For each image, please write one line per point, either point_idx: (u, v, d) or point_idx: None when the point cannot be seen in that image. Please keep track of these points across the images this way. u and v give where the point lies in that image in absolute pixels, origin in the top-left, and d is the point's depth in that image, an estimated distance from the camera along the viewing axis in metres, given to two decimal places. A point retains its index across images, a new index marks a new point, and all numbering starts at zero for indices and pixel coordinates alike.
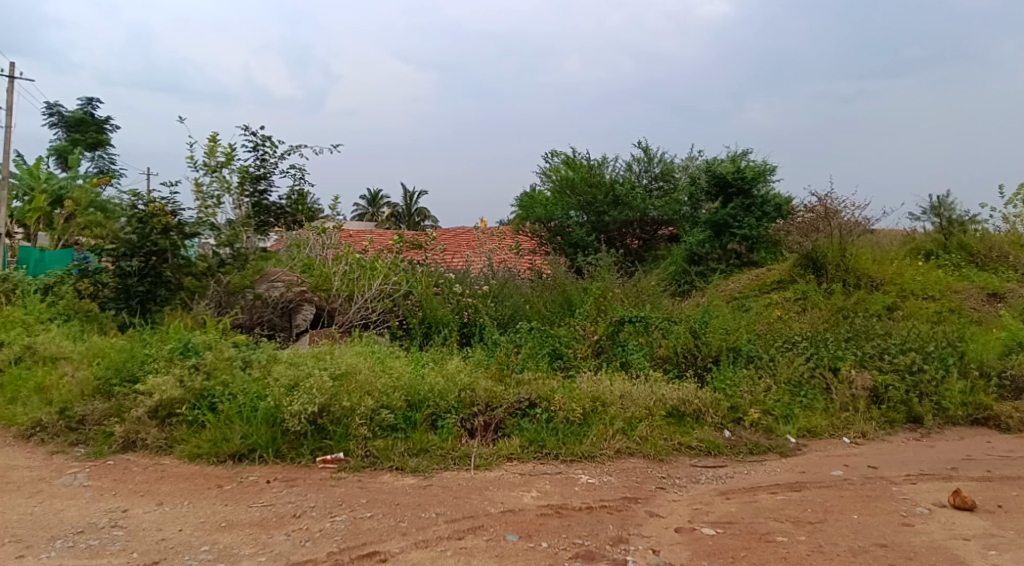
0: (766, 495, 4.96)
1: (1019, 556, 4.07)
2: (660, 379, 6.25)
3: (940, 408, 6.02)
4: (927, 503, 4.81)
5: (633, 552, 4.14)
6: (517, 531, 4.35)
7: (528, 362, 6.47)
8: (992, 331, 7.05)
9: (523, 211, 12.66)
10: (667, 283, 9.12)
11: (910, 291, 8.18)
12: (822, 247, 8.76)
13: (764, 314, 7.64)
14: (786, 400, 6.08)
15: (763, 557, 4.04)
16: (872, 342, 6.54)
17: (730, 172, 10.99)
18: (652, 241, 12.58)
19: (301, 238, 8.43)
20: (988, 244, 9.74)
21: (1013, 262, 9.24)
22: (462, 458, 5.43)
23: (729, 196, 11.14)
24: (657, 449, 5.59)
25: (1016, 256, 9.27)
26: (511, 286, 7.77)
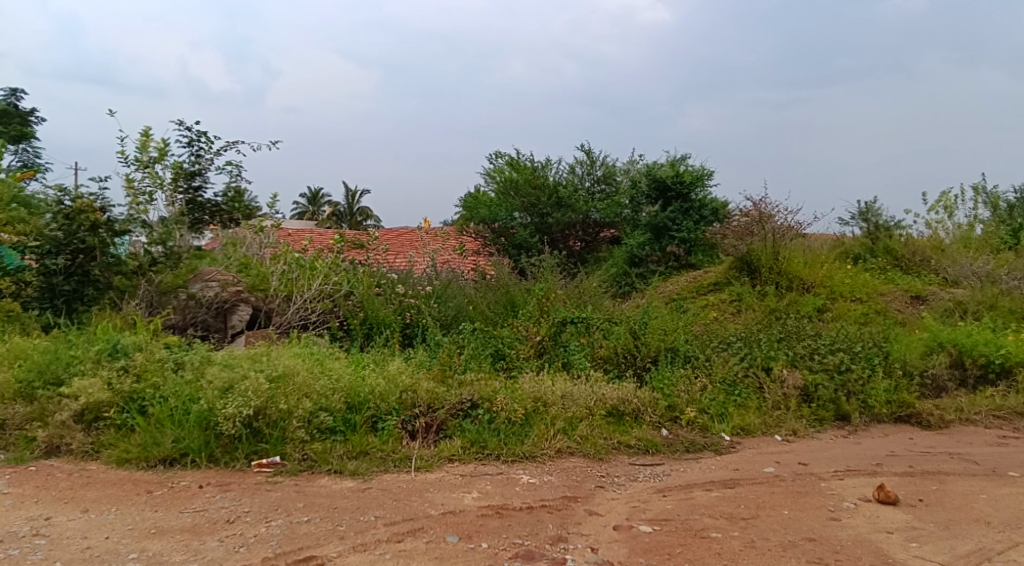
0: (701, 492, 5.08)
1: (938, 547, 4.26)
2: (601, 379, 6.33)
3: (867, 407, 6.25)
4: (853, 498, 5.00)
5: (571, 550, 4.17)
6: (457, 533, 4.33)
7: (471, 363, 6.45)
8: (915, 332, 7.35)
9: (467, 211, 12.72)
10: (608, 284, 9.26)
11: (839, 293, 8.49)
12: (756, 250, 9.03)
13: (701, 315, 7.81)
14: (721, 400, 6.23)
15: (698, 554, 4.13)
16: (803, 342, 6.74)
17: (669, 176, 11.13)
18: (593, 243, 12.70)
19: (237, 237, 8.13)
20: (911, 249, 10.18)
21: (934, 266, 9.69)
22: (402, 460, 5.39)
23: (668, 201, 11.38)
24: (596, 448, 5.65)
25: (937, 260, 9.72)
26: (454, 288, 7.72)
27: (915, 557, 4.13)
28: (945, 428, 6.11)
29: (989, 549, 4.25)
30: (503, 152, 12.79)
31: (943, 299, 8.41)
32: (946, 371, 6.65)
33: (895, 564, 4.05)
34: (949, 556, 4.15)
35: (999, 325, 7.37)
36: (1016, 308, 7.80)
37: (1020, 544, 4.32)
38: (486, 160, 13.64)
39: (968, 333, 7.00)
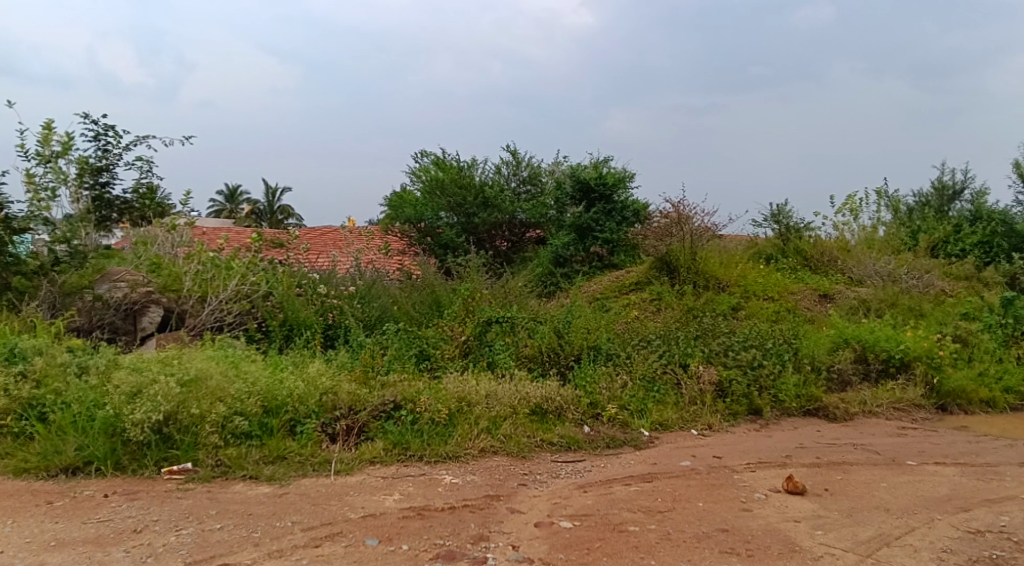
0: (620, 487, 5.17)
1: (841, 534, 4.47)
2: (525, 378, 6.37)
3: (777, 401, 6.51)
4: (764, 489, 5.18)
5: (492, 549, 4.19)
6: (377, 536, 4.28)
7: (394, 364, 6.39)
8: (823, 329, 7.68)
9: (391, 210, 12.62)
10: (534, 284, 9.32)
11: (752, 292, 8.82)
12: (675, 251, 9.27)
13: (623, 313, 7.97)
14: (641, 396, 6.36)
15: (616, 547, 4.20)
16: (718, 340, 6.95)
17: (592, 178, 11.35)
18: (519, 244, 12.75)
19: (149, 236, 7.88)
20: (820, 250, 10.62)
21: (840, 267, 10.18)
22: (322, 464, 5.29)
23: (592, 202, 11.55)
24: (519, 447, 5.69)
25: (843, 260, 10.22)
26: (378, 287, 7.64)
27: (820, 544, 4.32)
28: (849, 420, 6.42)
29: (888, 534, 4.49)
30: (429, 151, 12.72)
31: (849, 298, 8.84)
32: (851, 366, 6.97)
33: (801, 551, 4.23)
34: (851, 542, 4.35)
35: (898, 322, 7.81)
36: (913, 306, 8.32)
37: (915, 529, 4.57)
38: (413, 159, 13.52)
39: (870, 329, 7.36)
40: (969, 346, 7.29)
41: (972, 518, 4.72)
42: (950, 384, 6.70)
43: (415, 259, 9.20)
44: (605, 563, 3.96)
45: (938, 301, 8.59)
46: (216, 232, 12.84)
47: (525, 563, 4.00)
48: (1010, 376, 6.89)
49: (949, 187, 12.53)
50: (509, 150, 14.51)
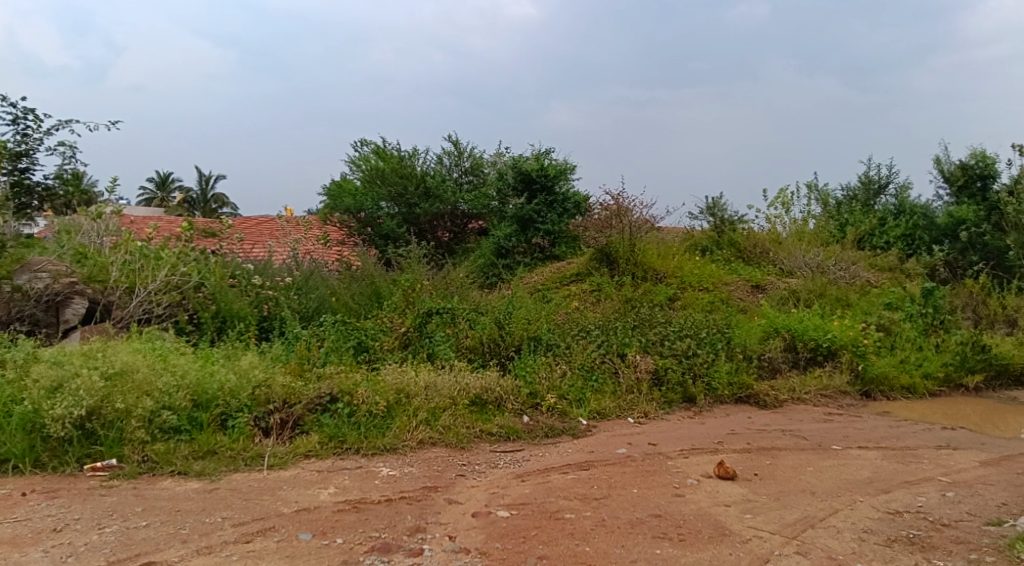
0: (558, 475, 5.22)
1: (768, 517, 4.61)
2: (465, 368, 6.37)
3: (710, 389, 6.66)
4: (697, 474, 5.31)
5: (428, 540, 4.18)
6: (311, 530, 4.22)
7: (331, 355, 6.31)
8: (754, 319, 7.87)
9: (331, 200, 12.48)
10: (475, 276, 9.31)
11: (688, 282, 8.98)
12: (615, 242, 9.40)
13: (563, 304, 8.03)
14: (580, 385, 6.44)
15: (551, 535, 4.24)
16: (655, 329, 7.08)
17: (534, 169, 11.39)
18: (462, 235, 12.71)
19: (73, 225, 7.59)
20: (754, 242, 10.86)
21: (772, 258, 10.42)
22: (254, 459, 5.20)
23: (533, 193, 11.57)
24: (458, 438, 5.69)
25: (775, 252, 10.50)
26: (316, 278, 7.54)
27: (748, 528, 4.46)
28: (779, 406, 6.62)
29: (813, 517, 4.65)
30: (369, 140, 12.55)
31: (780, 289, 9.09)
32: (781, 354, 7.19)
33: (730, 535, 4.34)
34: (778, 525, 4.49)
35: (826, 312, 8.10)
36: (840, 296, 8.67)
37: (838, 510, 4.74)
38: (352, 147, 13.34)
39: (800, 319, 7.57)
40: (891, 335, 7.59)
41: (891, 499, 4.93)
42: (874, 370, 6.96)
43: (355, 249, 9.11)
44: (540, 551, 4.00)
45: (863, 292, 8.94)
46: (146, 221, 12.36)
47: (461, 553, 4.01)
48: (929, 363, 7.19)
49: (875, 182, 13.04)
50: (451, 140, 14.42)
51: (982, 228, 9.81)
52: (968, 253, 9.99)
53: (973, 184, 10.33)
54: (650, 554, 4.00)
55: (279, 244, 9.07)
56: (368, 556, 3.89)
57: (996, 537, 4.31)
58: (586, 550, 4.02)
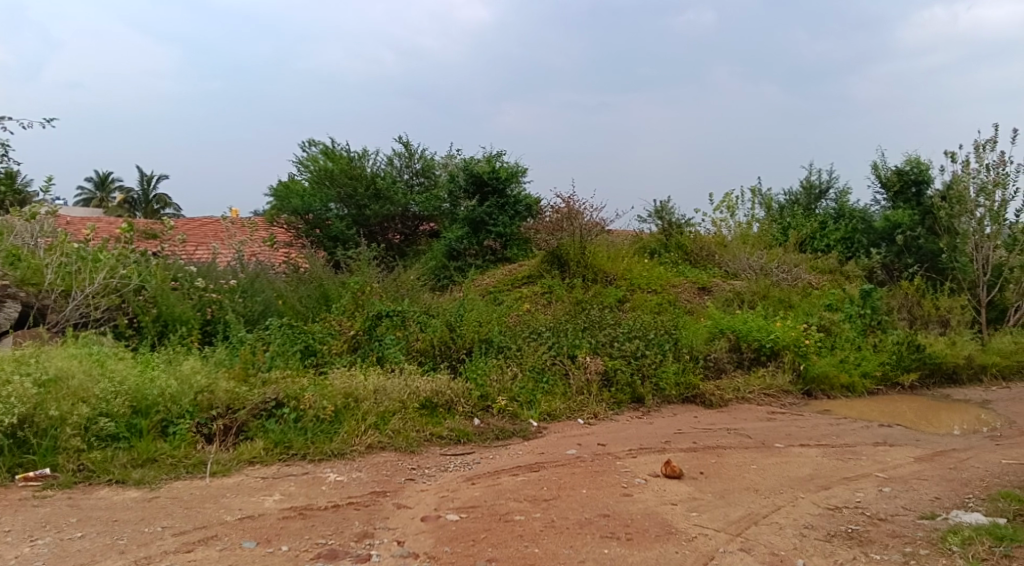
0: (508, 477, 5.23)
1: (714, 515, 4.70)
2: (415, 372, 6.34)
3: (658, 389, 6.77)
4: (644, 474, 5.37)
5: (376, 545, 4.14)
6: (255, 538, 4.14)
7: (277, 360, 6.19)
8: (700, 320, 8.01)
9: (278, 201, 12.19)
10: (426, 278, 9.26)
11: (637, 285, 9.12)
12: (565, 245, 9.48)
13: (515, 307, 8.05)
14: (530, 387, 6.47)
15: (501, 537, 4.24)
16: (604, 331, 7.16)
17: (485, 171, 11.38)
18: (413, 237, 12.67)
19: (5, 226, 7.30)
20: (700, 245, 11.10)
21: (718, 261, 10.64)
22: (196, 466, 5.07)
23: (484, 196, 11.58)
24: (408, 441, 5.65)
25: (720, 255, 10.73)
26: (263, 281, 7.42)
27: (694, 526, 4.53)
28: (724, 406, 6.76)
29: (757, 513, 4.75)
30: (318, 140, 12.36)
31: (725, 291, 9.30)
32: (726, 354, 7.33)
33: (677, 533, 4.41)
34: (723, 523, 4.58)
35: (769, 313, 8.31)
36: (782, 298, 8.90)
37: (781, 507, 4.86)
38: (299, 148, 13.12)
39: (744, 320, 7.73)
40: (832, 336, 7.80)
41: (831, 495, 5.08)
42: (815, 370, 7.17)
43: (302, 251, 8.98)
44: (489, 553, 4.00)
45: (805, 294, 9.20)
46: (84, 221, 11.91)
47: (410, 557, 3.98)
48: (867, 362, 7.42)
49: (816, 186, 13.38)
50: (400, 140, 14.29)
51: (918, 232, 10.06)
52: (903, 256, 10.27)
53: (908, 189, 10.58)
54: (598, 554, 4.04)
55: (222, 247, 8.89)
56: (314, 563, 3.83)
57: (930, 530, 4.48)
58: (535, 552, 4.03)
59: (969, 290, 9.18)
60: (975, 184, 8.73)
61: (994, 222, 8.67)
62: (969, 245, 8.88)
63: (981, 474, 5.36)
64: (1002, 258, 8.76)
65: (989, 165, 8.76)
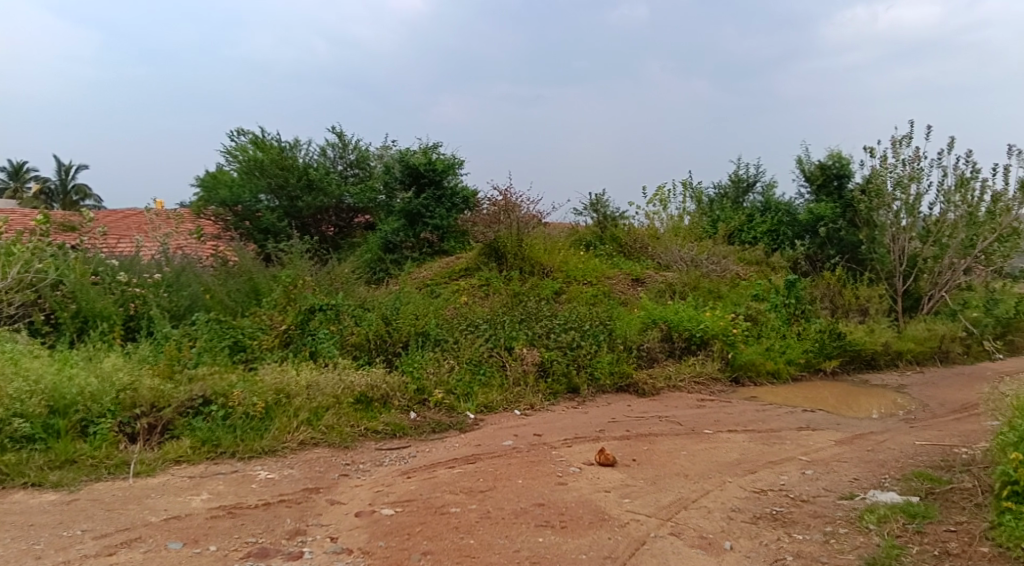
0: (444, 470, 5.23)
1: (645, 501, 4.82)
2: (349, 366, 6.26)
3: (593, 379, 6.89)
4: (579, 462, 5.46)
5: (309, 542, 4.09)
6: (182, 538, 4.02)
7: (204, 356, 6.02)
8: (634, 311, 8.15)
9: (205, 191, 11.72)
10: (360, 270, 9.12)
11: (573, 277, 9.24)
12: (503, 238, 9.51)
13: (452, 299, 8.04)
14: (467, 379, 6.48)
15: (436, 530, 4.24)
16: (541, 322, 7.22)
17: (422, 163, 11.29)
18: (347, 229, 12.61)
19: None
20: (633, 237, 11.36)
21: (651, 253, 10.88)
22: (118, 467, 4.90)
23: (421, 187, 11.47)
24: (342, 437, 5.59)
25: (653, 246, 10.97)
26: (189, 274, 7.20)
27: (626, 512, 4.64)
28: (656, 394, 6.92)
29: (686, 498, 4.90)
30: (247, 129, 12.02)
31: (657, 282, 9.50)
32: (658, 344, 7.50)
33: (609, 520, 4.51)
34: (654, 508, 4.71)
35: (699, 303, 8.54)
36: (712, 289, 9.16)
37: (709, 491, 5.02)
38: (226, 138, 12.66)
39: (675, 310, 7.91)
40: (758, 325, 8.07)
41: (757, 478, 5.27)
42: (742, 358, 7.41)
43: (232, 244, 8.75)
44: (424, 547, 4.00)
45: (733, 284, 9.49)
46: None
47: (343, 554, 3.95)
48: (792, 349, 7.70)
49: (744, 179, 13.72)
50: (333, 131, 14.05)
51: (839, 224, 10.39)
52: (825, 248, 10.67)
53: (830, 183, 11.01)
54: (533, 543, 4.09)
55: (146, 239, 8.58)
56: (244, 562, 3.76)
57: (848, 510, 4.70)
58: (470, 543, 4.06)
59: (886, 280, 9.54)
60: (892, 178, 9.12)
61: (909, 215, 9.16)
62: (886, 236, 9.35)
63: (896, 455, 5.65)
64: (916, 249, 9.30)
65: (906, 160, 9.19)
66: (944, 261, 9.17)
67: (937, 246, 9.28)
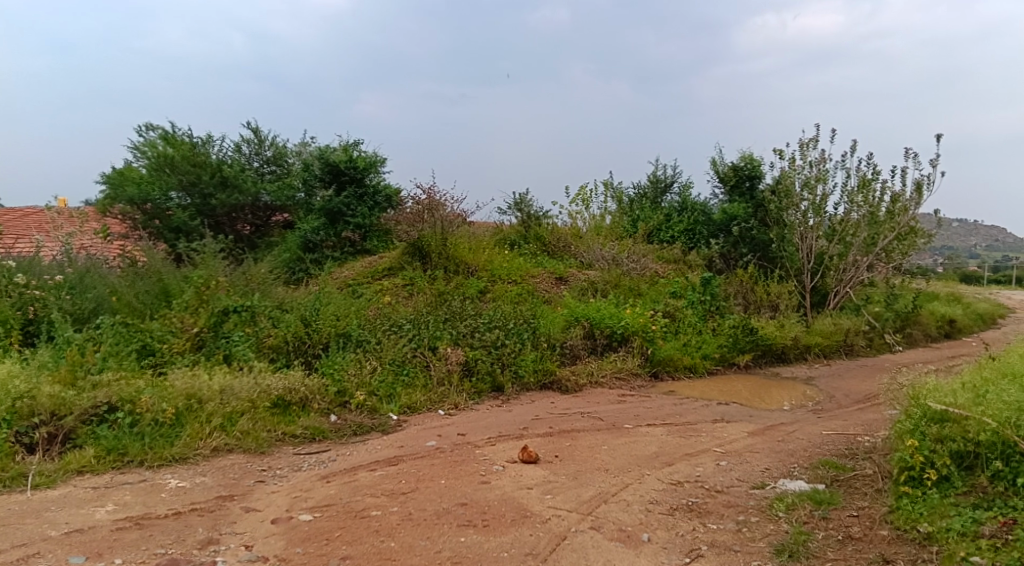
0: (365, 473, 5.16)
1: (567, 496, 4.89)
2: (266, 370, 6.12)
3: (517, 377, 6.95)
4: (502, 461, 5.49)
5: (222, 551, 3.96)
6: (84, 552, 3.83)
7: (109, 361, 5.78)
8: (557, 309, 8.26)
9: (111, 188, 11.28)
10: (277, 270, 8.90)
11: (498, 276, 9.28)
12: (427, 237, 9.49)
13: (375, 299, 7.96)
14: (390, 380, 6.44)
15: (356, 534, 4.19)
16: (465, 322, 7.24)
17: (342, 161, 11.13)
18: (265, 228, 12.26)
19: None
20: (556, 236, 11.52)
21: (574, 251, 11.05)
22: (15, 479, 4.63)
23: (342, 185, 11.35)
24: (258, 442, 5.44)
25: (575, 245, 11.15)
26: (94, 276, 6.91)
27: (548, 508, 4.69)
28: (579, 391, 7.03)
29: (607, 492, 4.99)
30: (156, 124, 11.55)
31: (580, 280, 9.65)
32: (581, 341, 7.63)
33: (531, 516, 4.55)
34: (575, 504, 4.77)
35: (620, 301, 8.72)
36: (632, 286, 9.37)
37: (629, 485, 5.13)
38: (134, 132, 12.13)
39: (597, 308, 8.06)
40: (676, 321, 8.32)
41: (675, 471, 5.42)
42: (661, 353, 7.62)
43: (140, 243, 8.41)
44: (343, 551, 3.94)
45: (652, 282, 9.71)
46: None
47: (258, 561, 3.85)
48: (707, 344, 7.98)
49: (662, 180, 14.02)
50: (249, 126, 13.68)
51: (751, 223, 10.85)
52: (739, 246, 11.05)
53: (742, 184, 11.39)
54: (455, 543, 4.08)
55: (46, 239, 8.17)
56: None
57: (760, 499, 4.90)
58: (391, 546, 4.02)
59: (795, 276, 10.12)
60: (801, 179, 9.59)
61: (816, 214, 9.63)
62: (796, 235, 9.78)
63: (805, 444, 5.92)
64: (823, 247, 9.76)
65: (812, 161, 9.65)
66: (848, 258, 9.70)
67: (842, 244, 9.80)
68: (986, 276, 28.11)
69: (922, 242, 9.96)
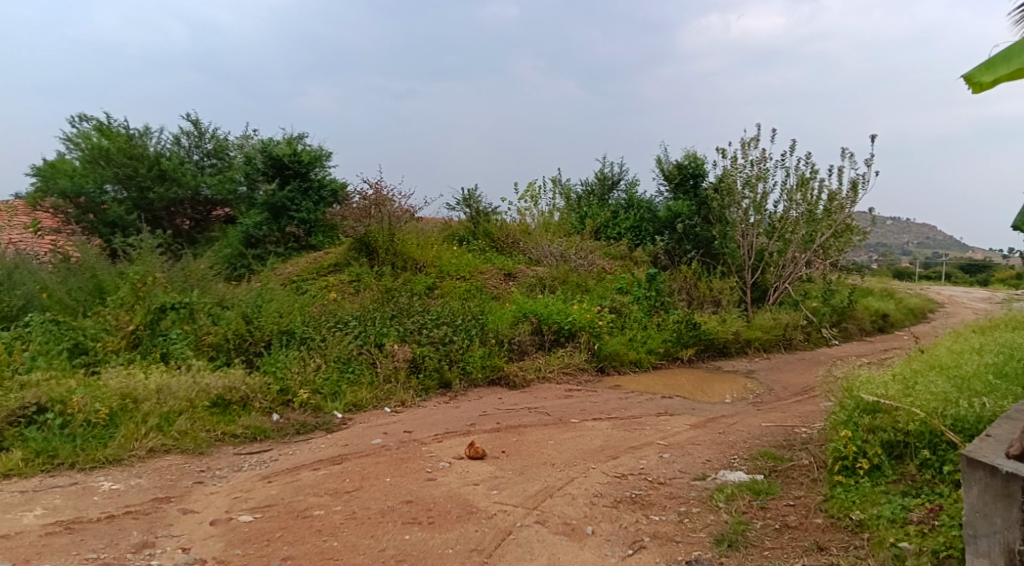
0: (308, 472, 5.10)
1: (513, 491, 4.92)
2: (205, 368, 5.99)
3: (465, 373, 6.96)
4: (449, 457, 5.48)
5: (158, 555, 3.86)
6: (10, 560, 3.68)
7: (38, 360, 5.59)
8: (506, 305, 8.29)
9: (42, 181, 10.87)
10: (218, 265, 8.68)
11: (446, 272, 9.26)
12: (374, 232, 9.43)
13: (320, 296, 7.87)
14: (335, 378, 6.38)
15: (297, 534, 4.14)
16: (413, 318, 7.23)
17: (286, 154, 10.90)
18: (205, 223, 12.01)
19: None
20: (505, 232, 11.53)
21: (522, 248, 11.07)
22: None
23: (286, 179, 11.09)
24: (196, 443, 5.32)
25: (524, 241, 11.17)
26: (23, 272, 6.73)
27: (493, 504, 4.71)
28: (527, 386, 7.09)
29: (553, 486, 5.04)
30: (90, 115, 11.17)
31: (529, 277, 9.69)
32: (529, 337, 7.67)
33: (476, 512, 4.56)
34: (520, 499, 4.80)
35: (567, 297, 8.80)
36: (580, 282, 9.46)
37: (574, 479, 5.19)
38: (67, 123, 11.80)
39: (545, 304, 8.12)
40: (622, 316, 8.44)
41: (619, 464, 5.51)
42: (607, 348, 7.73)
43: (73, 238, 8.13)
44: (284, 552, 3.90)
45: (600, 278, 9.82)
46: None
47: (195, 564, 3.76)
48: (652, 339, 8.12)
49: (609, 177, 14.24)
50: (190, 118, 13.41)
51: (694, 220, 11.13)
52: (683, 243, 11.30)
53: (686, 182, 11.62)
54: (399, 541, 4.07)
55: None
56: None
57: (701, 490, 5.02)
58: (334, 545, 3.98)
59: (737, 272, 10.38)
60: (742, 177, 9.83)
61: (757, 212, 9.93)
62: (737, 232, 10.04)
63: (745, 436, 6.08)
64: (763, 244, 10.03)
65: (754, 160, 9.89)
66: (788, 254, 10.02)
67: (782, 241, 10.10)
68: (918, 272, 29.06)
69: (857, 239, 10.36)
